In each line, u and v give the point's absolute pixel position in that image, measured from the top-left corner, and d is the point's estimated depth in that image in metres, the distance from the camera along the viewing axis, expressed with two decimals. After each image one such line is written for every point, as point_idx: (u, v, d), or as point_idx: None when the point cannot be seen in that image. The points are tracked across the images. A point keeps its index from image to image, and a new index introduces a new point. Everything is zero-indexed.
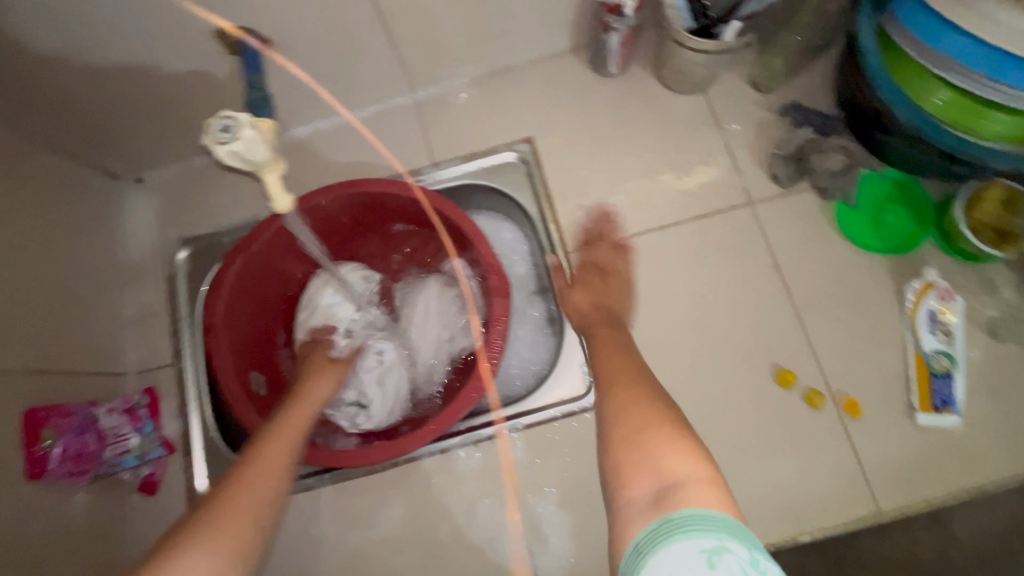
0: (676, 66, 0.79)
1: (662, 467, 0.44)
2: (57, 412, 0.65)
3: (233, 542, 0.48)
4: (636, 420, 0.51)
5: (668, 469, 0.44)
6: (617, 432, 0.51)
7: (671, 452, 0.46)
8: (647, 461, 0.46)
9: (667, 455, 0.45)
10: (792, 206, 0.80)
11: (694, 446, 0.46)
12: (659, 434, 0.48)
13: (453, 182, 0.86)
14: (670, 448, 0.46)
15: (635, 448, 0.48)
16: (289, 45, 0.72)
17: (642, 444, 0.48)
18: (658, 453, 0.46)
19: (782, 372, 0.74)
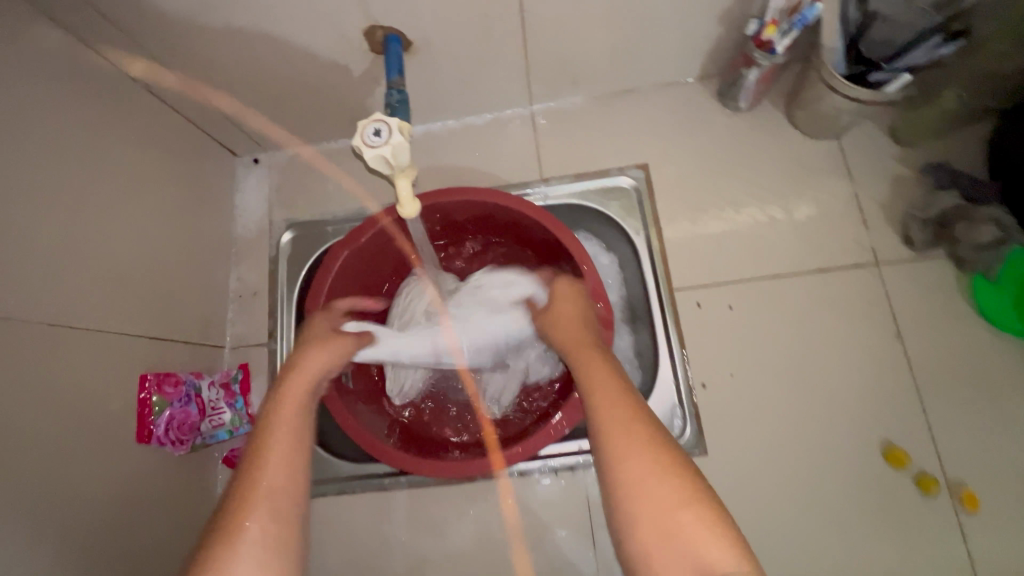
0: (814, 110, 0.76)
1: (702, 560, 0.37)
2: (167, 381, 0.68)
3: (277, 511, 0.44)
4: (657, 484, 0.40)
5: (705, 556, 0.37)
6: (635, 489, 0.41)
7: (708, 538, 0.38)
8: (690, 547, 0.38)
9: (709, 548, 0.37)
10: (923, 271, 0.74)
11: (720, 513, 0.39)
12: (664, 488, 0.40)
13: (561, 200, 0.84)
14: (702, 525, 0.38)
15: (670, 540, 0.38)
16: (427, 49, 0.73)
17: (676, 527, 0.39)
18: (694, 543, 0.38)
19: (894, 451, 0.68)
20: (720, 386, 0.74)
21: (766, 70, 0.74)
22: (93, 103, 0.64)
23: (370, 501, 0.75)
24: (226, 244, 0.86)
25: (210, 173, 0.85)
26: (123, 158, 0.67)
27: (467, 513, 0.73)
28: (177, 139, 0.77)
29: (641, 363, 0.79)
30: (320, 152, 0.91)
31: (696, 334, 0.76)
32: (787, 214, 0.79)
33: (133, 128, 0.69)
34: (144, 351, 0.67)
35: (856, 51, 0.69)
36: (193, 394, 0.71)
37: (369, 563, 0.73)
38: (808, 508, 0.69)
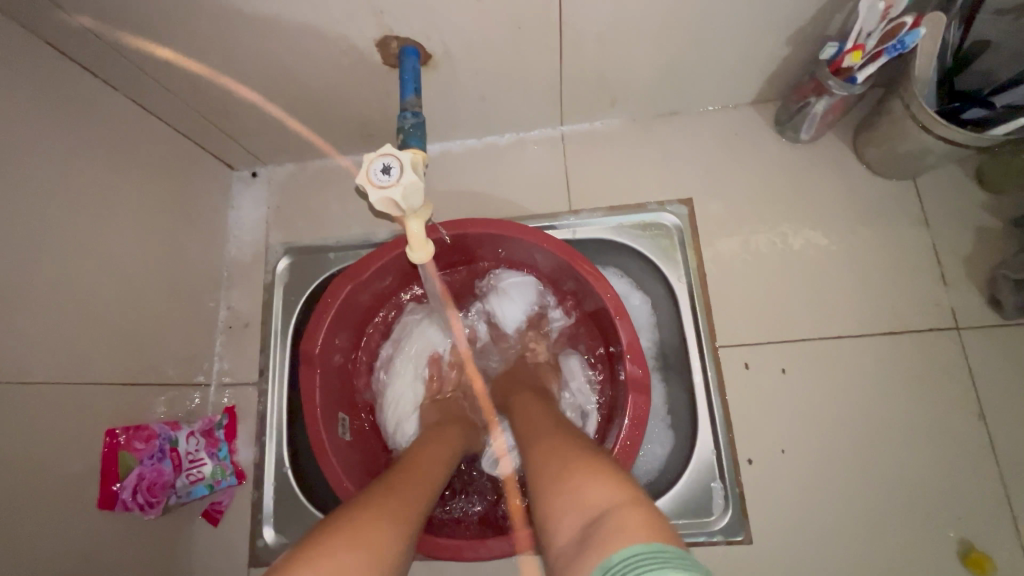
0: (891, 148, 0.65)
1: (591, 504, 0.36)
2: (137, 435, 0.60)
3: (371, 541, 0.39)
4: (564, 464, 0.42)
5: (591, 501, 0.36)
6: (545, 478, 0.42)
7: (591, 485, 0.37)
8: (581, 496, 0.37)
9: (588, 491, 0.37)
10: (1012, 341, 0.64)
11: (611, 470, 0.39)
12: (570, 462, 0.41)
13: (591, 235, 0.75)
14: (600, 484, 0.37)
15: (562, 500, 0.38)
16: (449, 63, 0.63)
17: (572, 486, 0.38)
18: (586, 489, 0.37)
19: (975, 554, 0.58)
20: (769, 463, 0.64)
21: (837, 100, 0.64)
22: (62, 115, 0.55)
23: None
24: (217, 269, 0.78)
25: (202, 189, 0.76)
26: (97, 179, 0.58)
27: None
28: (164, 153, 0.69)
29: (675, 424, 0.70)
30: (325, 167, 0.82)
31: (742, 399, 0.66)
32: (852, 265, 0.69)
33: (110, 143, 0.61)
34: (113, 401, 0.58)
35: (948, 86, 0.59)
36: (167, 447, 0.63)
37: None
38: None
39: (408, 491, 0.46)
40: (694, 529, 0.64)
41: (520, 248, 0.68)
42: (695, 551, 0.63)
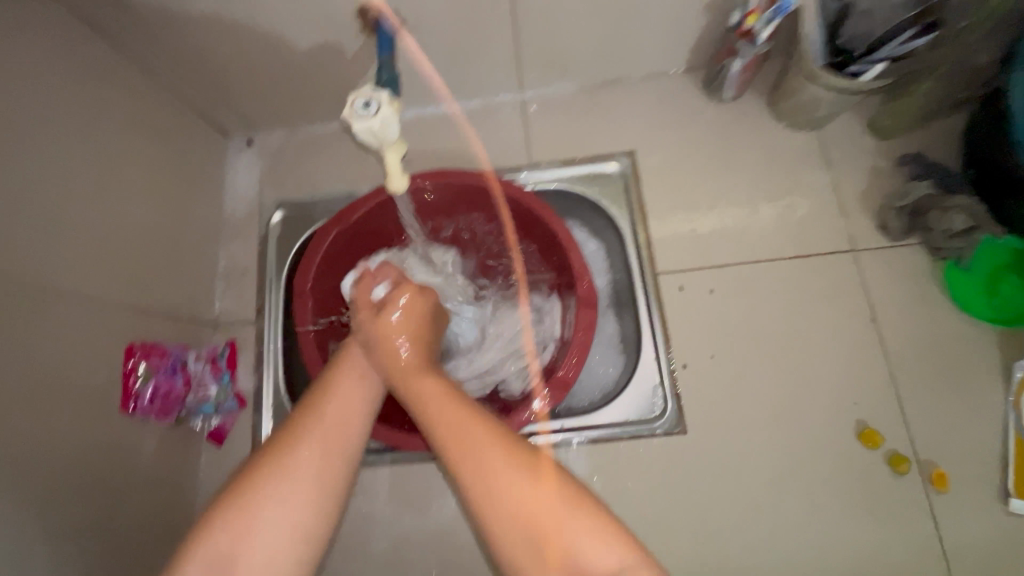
0: (795, 101, 0.78)
1: (586, 573, 0.42)
2: (152, 352, 0.68)
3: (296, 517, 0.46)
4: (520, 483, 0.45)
5: (592, 551, 0.43)
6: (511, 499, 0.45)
7: (592, 543, 0.43)
8: (578, 559, 0.43)
9: (584, 547, 0.43)
10: (898, 259, 0.76)
11: (608, 520, 0.45)
12: (542, 493, 0.45)
13: (549, 185, 0.85)
14: (597, 547, 0.43)
15: (527, 526, 0.44)
16: (419, 32, 0.74)
17: (567, 532, 0.44)
18: (597, 553, 0.43)
19: (867, 432, 0.70)
20: (701, 368, 0.75)
21: (749, 60, 0.75)
22: (84, 75, 0.64)
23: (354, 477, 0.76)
24: (216, 223, 0.86)
25: (202, 152, 0.85)
26: (114, 132, 0.68)
27: (450, 490, 0.75)
28: (168, 116, 0.78)
29: (625, 346, 0.80)
30: (312, 133, 0.92)
31: (679, 317, 0.78)
32: (768, 203, 0.81)
33: (123, 102, 0.70)
34: (132, 324, 0.67)
35: (833, 44, 0.70)
36: (178, 365, 0.71)
37: (353, 539, 0.74)
38: (784, 487, 0.70)
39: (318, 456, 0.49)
40: (639, 426, 0.74)
41: (487, 194, 0.79)
42: (641, 445, 0.74)
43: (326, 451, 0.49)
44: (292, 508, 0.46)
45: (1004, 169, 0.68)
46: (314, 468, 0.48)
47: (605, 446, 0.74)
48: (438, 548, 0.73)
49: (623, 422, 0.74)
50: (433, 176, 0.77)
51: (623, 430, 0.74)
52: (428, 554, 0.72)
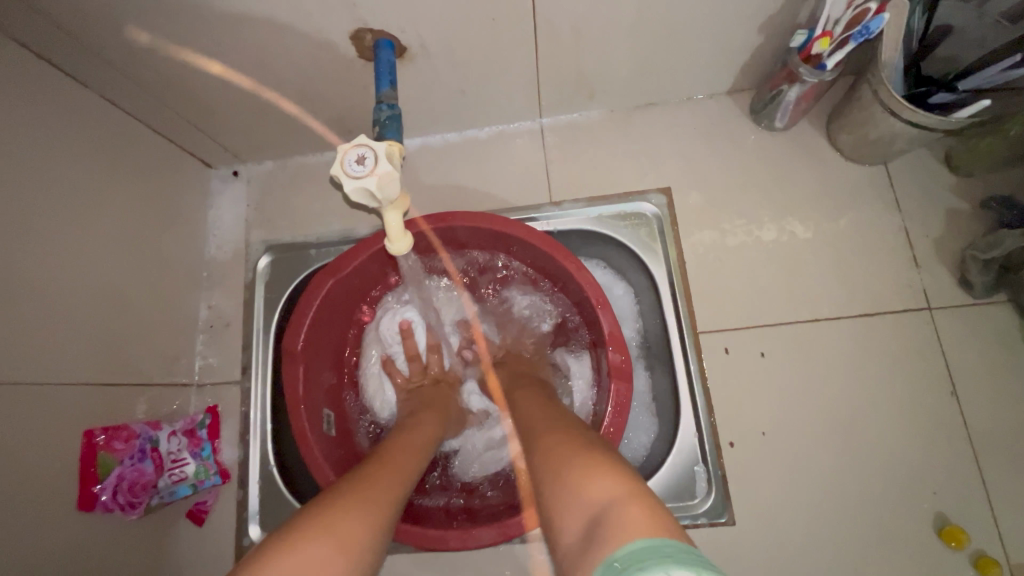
0: (864, 133, 0.67)
1: (592, 498, 0.35)
2: (117, 436, 0.59)
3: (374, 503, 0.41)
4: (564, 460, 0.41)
5: (593, 486, 0.36)
6: (557, 451, 0.43)
7: (593, 481, 0.36)
8: (591, 496, 0.35)
9: (588, 483, 0.36)
10: (982, 319, 0.65)
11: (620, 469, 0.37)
12: (570, 460, 0.40)
13: (572, 225, 0.75)
14: (608, 490, 0.35)
15: (567, 483, 0.38)
16: (425, 56, 0.63)
17: (571, 482, 0.38)
18: (598, 493, 0.35)
19: (950, 528, 0.60)
20: (752, 446, 0.65)
21: (809, 87, 0.65)
22: (37, 111, 0.54)
23: None
24: (197, 268, 0.77)
25: (181, 188, 0.75)
26: (74, 178, 0.58)
27: None
28: (141, 151, 0.68)
29: (659, 413, 0.71)
30: (306, 163, 0.82)
31: (725, 385, 0.67)
32: (826, 249, 0.71)
33: (85, 140, 0.60)
34: (95, 402, 0.58)
35: (915, 70, 0.60)
36: (148, 448, 0.62)
37: None
38: None
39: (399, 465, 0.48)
40: (680, 513, 0.64)
41: (502, 239, 0.69)
42: None
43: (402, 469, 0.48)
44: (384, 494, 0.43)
45: None
46: (360, 518, 0.39)
47: None
48: None
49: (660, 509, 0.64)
50: (442, 220, 0.66)
51: None
52: None
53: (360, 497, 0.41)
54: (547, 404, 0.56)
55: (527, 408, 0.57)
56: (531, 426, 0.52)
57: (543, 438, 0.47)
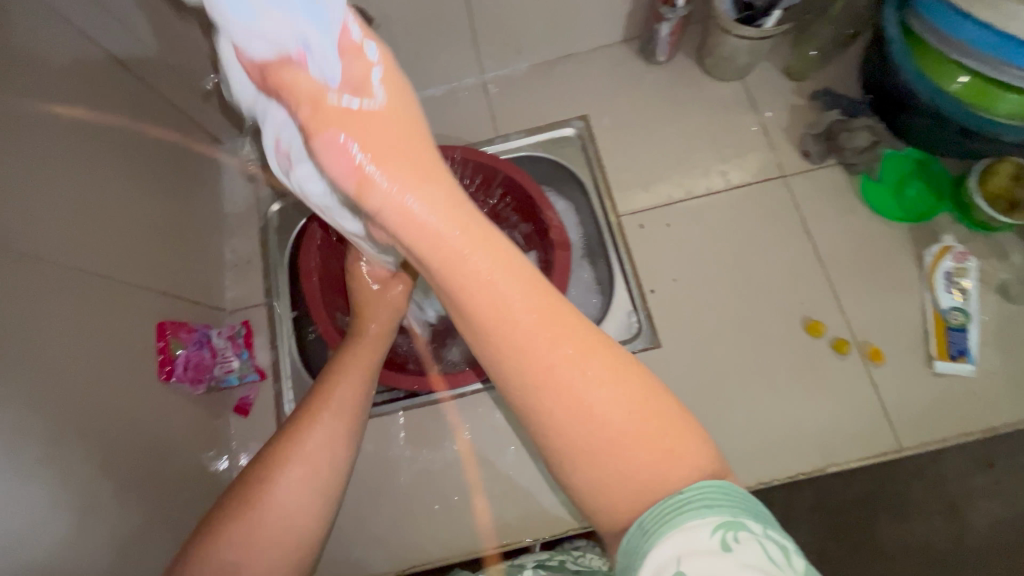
0: (718, 53, 0.90)
1: (586, 369, 0.38)
2: (180, 328, 0.77)
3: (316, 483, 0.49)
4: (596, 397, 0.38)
5: (569, 353, 0.38)
6: (520, 326, 0.38)
7: (570, 350, 0.38)
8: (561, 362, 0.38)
9: (633, 443, 0.38)
10: (821, 179, 0.89)
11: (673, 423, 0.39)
12: (601, 379, 0.39)
13: (516, 152, 0.96)
14: (585, 361, 0.38)
15: (597, 450, 0.39)
16: (387, 26, 0.84)
17: (546, 339, 0.38)
18: (587, 362, 0.39)
19: (812, 323, 0.82)
20: (666, 290, 0.86)
21: (674, 23, 0.87)
22: (97, 85, 0.72)
23: (371, 426, 0.84)
24: (219, 220, 0.94)
25: (198, 157, 0.93)
26: (123, 138, 0.76)
27: (460, 424, 0.83)
28: (167, 123, 0.86)
29: (602, 288, 0.91)
30: None
31: (643, 250, 0.88)
32: (706, 144, 0.93)
33: (130, 110, 0.78)
34: (159, 304, 0.75)
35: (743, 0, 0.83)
36: (204, 340, 0.80)
37: (381, 479, 0.82)
38: (750, 380, 0.81)
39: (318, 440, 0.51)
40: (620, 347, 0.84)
41: (462, 165, 0.89)
42: None
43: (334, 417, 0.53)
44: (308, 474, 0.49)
45: (894, 92, 0.81)
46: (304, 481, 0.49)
47: None
48: (455, 476, 0.81)
49: None
50: None
51: None
52: (446, 483, 0.81)
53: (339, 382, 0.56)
54: (455, 223, 0.38)
55: (428, 232, 0.38)
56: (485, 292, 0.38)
57: (456, 281, 0.38)
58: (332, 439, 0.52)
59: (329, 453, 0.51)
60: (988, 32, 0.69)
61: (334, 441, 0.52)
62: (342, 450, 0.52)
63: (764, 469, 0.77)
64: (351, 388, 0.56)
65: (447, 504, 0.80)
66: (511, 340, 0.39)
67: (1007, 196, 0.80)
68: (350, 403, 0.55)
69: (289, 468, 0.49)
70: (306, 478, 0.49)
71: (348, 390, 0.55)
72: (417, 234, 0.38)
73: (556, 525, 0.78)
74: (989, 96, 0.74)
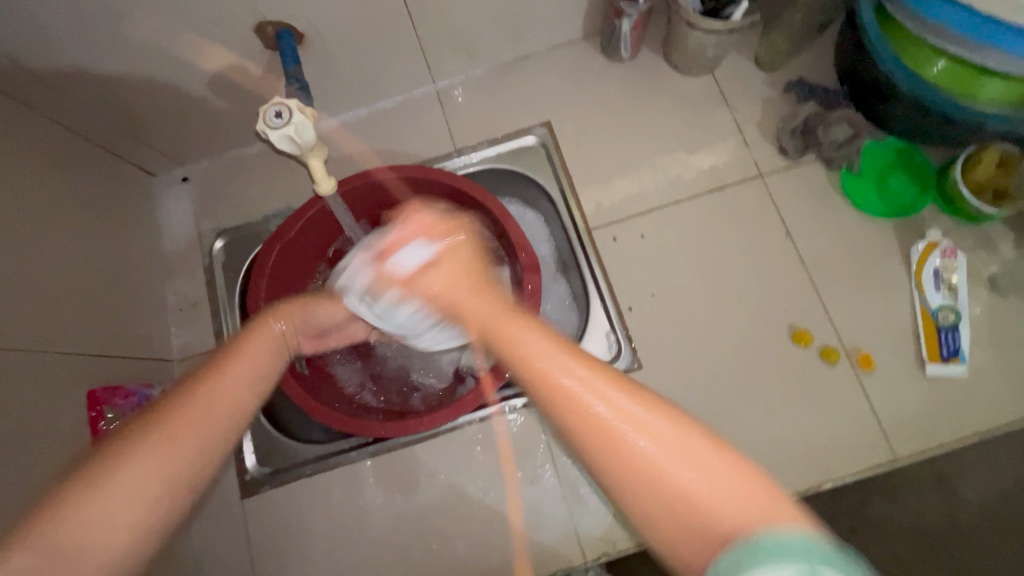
0: (685, 47, 0.84)
1: (656, 422, 0.35)
2: (116, 394, 0.69)
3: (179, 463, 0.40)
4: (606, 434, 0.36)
5: (623, 417, 0.36)
6: (541, 362, 0.40)
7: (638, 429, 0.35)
8: (635, 439, 0.35)
9: (687, 477, 0.34)
10: (799, 176, 0.84)
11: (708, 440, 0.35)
12: (592, 416, 0.36)
13: (476, 166, 0.90)
14: (664, 432, 0.35)
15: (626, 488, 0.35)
16: (321, 39, 0.77)
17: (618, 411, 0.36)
18: (646, 422, 0.35)
19: (799, 332, 0.77)
20: (644, 307, 0.81)
21: (636, 18, 0.81)
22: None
23: (340, 475, 0.79)
24: (158, 261, 0.87)
25: (129, 194, 0.85)
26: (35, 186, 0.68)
27: (435, 464, 0.78)
28: (87, 160, 0.77)
29: (578, 306, 0.85)
30: (239, 157, 0.93)
31: (618, 264, 0.83)
32: (678, 144, 0.87)
33: (41, 151, 0.70)
34: (89, 369, 0.68)
35: None
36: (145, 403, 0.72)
37: (354, 532, 0.77)
38: (741, 398, 0.76)
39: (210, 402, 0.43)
40: None
41: (417, 185, 0.81)
42: None
43: (224, 408, 0.43)
44: (170, 447, 0.40)
45: (871, 80, 0.76)
46: (174, 454, 0.40)
47: None
48: (433, 523, 0.76)
49: None
50: (365, 175, 0.79)
51: None
52: (427, 529, 0.76)
53: (222, 385, 0.44)
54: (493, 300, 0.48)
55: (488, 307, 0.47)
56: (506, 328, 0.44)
57: (522, 357, 0.41)
58: (157, 465, 0.39)
59: (135, 494, 0.37)
60: (966, 12, 0.63)
61: (206, 437, 0.41)
62: (164, 497, 0.39)
63: None
64: (240, 397, 0.44)
65: (426, 553, 0.75)
66: (533, 379, 0.40)
67: (992, 185, 0.77)
68: (178, 435, 0.40)
69: (113, 470, 0.38)
70: (135, 483, 0.38)
71: (235, 397, 0.44)
72: (510, 342, 0.42)
73: (544, 566, 0.74)
74: (972, 82, 0.68)
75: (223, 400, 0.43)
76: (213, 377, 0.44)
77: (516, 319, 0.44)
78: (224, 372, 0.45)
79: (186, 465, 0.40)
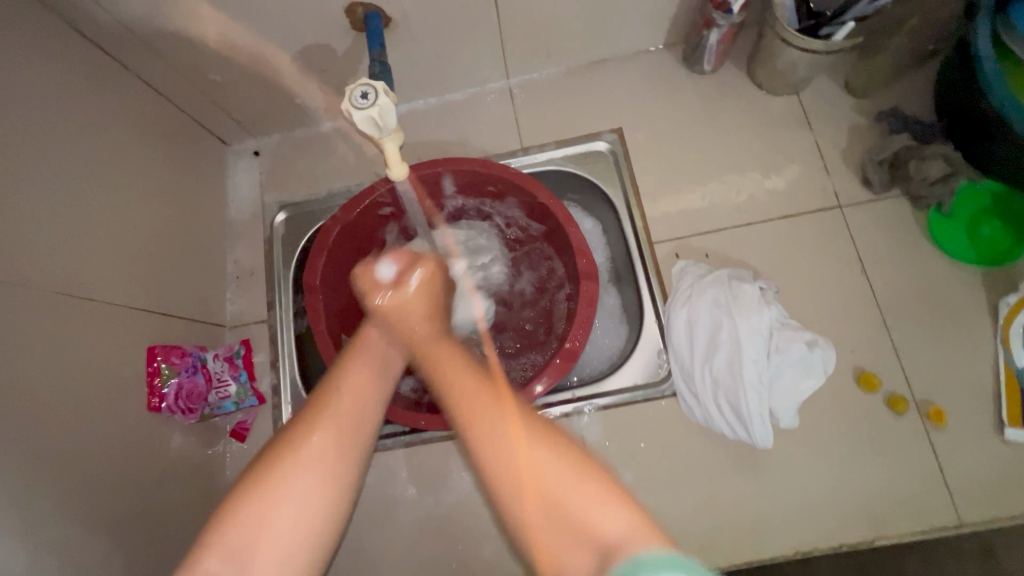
0: (774, 65, 0.80)
1: (548, 481, 0.39)
2: (173, 353, 0.71)
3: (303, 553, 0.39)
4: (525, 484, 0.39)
5: (529, 460, 0.40)
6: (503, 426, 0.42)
7: (544, 457, 0.40)
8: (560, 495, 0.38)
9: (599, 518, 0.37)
10: (882, 211, 0.79)
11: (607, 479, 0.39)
12: (547, 461, 0.40)
13: (541, 166, 0.88)
14: (518, 420, 0.43)
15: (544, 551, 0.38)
16: (405, 25, 0.77)
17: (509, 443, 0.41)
18: (541, 461, 0.40)
19: (866, 376, 0.73)
20: None
21: (725, 31, 0.78)
22: (91, 85, 0.67)
23: (373, 461, 0.79)
24: (222, 228, 0.89)
25: (203, 160, 0.88)
26: (121, 144, 0.70)
27: (467, 464, 0.77)
28: (168, 124, 0.80)
29: (628, 316, 0.84)
30: (309, 135, 0.94)
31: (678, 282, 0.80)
32: (754, 165, 0.84)
33: (126, 111, 0.72)
34: (151, 326, 0.70)
35: (807, 8, 0.73)
36: (198, 365, 0.74)
37: (381, 520, 0.76)
38: (795, 437, 0.72)
39: (330, 446, 0.43)
40: (648, 390, 0.77)
41: (483, 179, 0.80)
42: (651, 408, 0.76)
43: (327, 471, 0.42)
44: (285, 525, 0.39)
45: (979, 117, 0.71)
46: (282, 532, 0.39)
47: (616, 411, 0.77)
48: (461, 522, 0.75)
49: (631, 387, 0.77)
50: (431, 164, 0.78)
51: (633, 395, 0.77)
52: (453, 527, 0.75)
53: (305, 456, 0.42)
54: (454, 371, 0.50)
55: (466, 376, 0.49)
56: (466, 407, 0.45)
57: (485, 425, 0.43)
58: (288, 548, 0.39)
59: (325, 492, 0.41)
60: None
61: (330, 492, 0.42)
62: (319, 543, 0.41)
63: (801, 537, 0.70)
64: (337, 463, 0.43)
65: (450, 552, 0.74)
66: (474, 435, 0.43)
67: None
68: (349, 427, 0.45)
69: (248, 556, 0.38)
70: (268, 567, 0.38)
71: (335, 457, 0.43)
72: (473, 403, 0.45)
73: None
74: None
75: (361, 399, 0.48)
76: (298, 448, 0.43)
77: (456, 369, 0.50)
78: (309, 444, 0.43)
79: (344, 489, 0.43)
